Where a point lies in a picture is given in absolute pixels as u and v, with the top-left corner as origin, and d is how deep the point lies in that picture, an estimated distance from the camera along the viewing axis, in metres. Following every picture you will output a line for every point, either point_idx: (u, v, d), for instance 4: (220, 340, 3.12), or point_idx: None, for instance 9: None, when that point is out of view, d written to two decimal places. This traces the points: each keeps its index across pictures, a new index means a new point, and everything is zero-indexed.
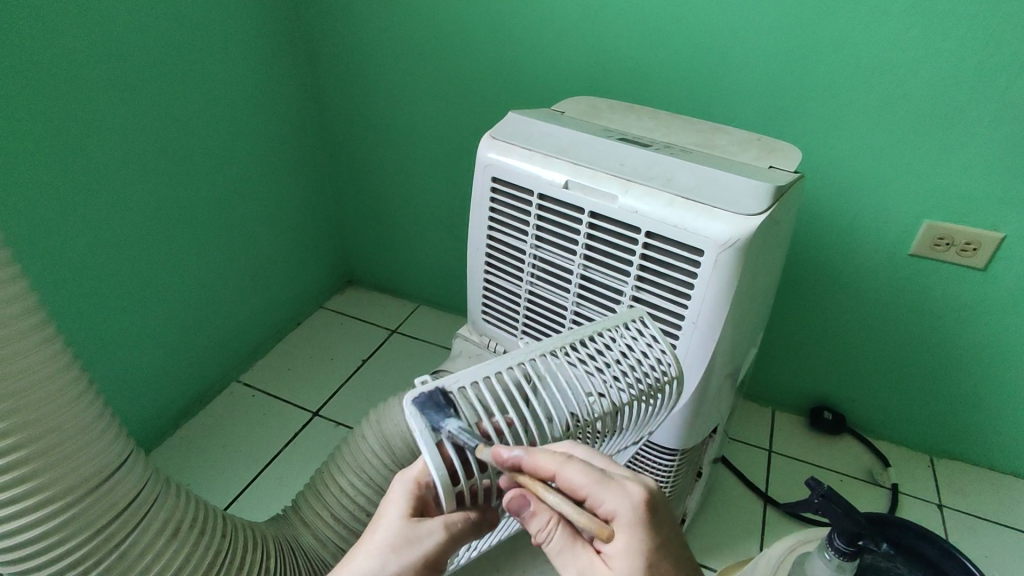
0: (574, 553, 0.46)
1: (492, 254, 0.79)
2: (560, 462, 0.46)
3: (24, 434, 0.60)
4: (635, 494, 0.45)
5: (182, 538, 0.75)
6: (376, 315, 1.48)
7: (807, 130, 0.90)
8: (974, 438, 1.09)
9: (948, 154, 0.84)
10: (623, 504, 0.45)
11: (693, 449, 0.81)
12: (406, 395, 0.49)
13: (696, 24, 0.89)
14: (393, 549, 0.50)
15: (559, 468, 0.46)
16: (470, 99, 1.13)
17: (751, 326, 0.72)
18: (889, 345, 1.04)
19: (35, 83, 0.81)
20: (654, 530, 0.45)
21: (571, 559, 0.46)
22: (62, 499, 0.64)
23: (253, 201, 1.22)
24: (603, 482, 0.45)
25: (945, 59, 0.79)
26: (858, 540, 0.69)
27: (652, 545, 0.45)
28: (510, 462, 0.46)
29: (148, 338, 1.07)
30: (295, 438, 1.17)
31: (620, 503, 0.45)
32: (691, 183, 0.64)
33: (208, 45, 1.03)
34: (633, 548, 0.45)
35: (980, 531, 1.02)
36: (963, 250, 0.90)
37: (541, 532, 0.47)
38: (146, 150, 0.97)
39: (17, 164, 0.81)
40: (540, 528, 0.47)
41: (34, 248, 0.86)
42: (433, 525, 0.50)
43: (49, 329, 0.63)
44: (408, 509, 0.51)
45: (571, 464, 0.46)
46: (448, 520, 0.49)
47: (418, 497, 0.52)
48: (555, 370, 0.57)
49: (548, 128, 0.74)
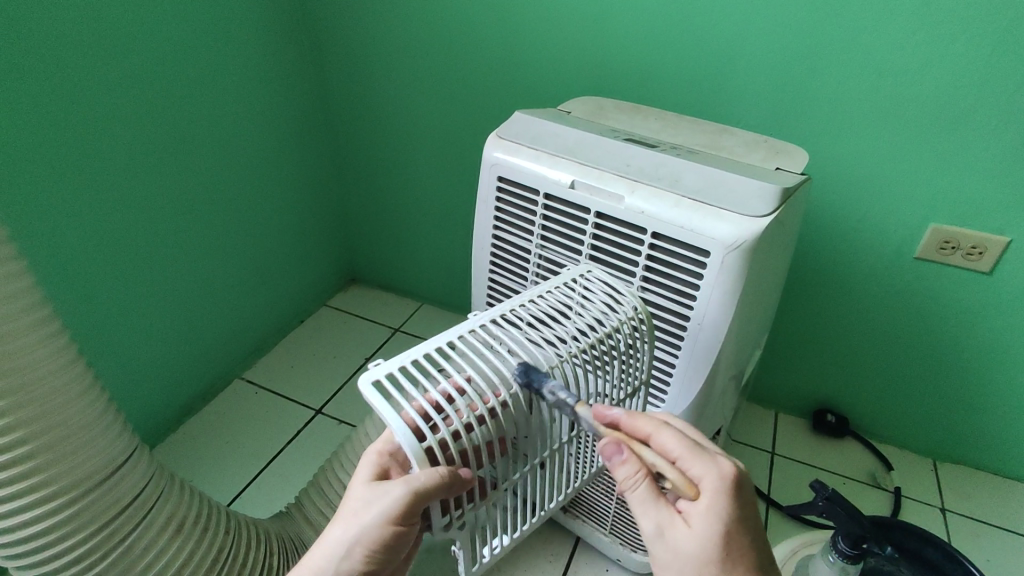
0: (656, 509, 0.47)
1: (496, 253, 0.79)
2: (657, 428, 0.49)
3: (28, 429, 0.60)
4: (725, 468, 0.47)
5: (186, 535, 0.75)
6: (379, 313, 1.48)
7: (813, 132, 0.90)
8: (978, 442, 1.09)
9: (954, 157, 0.84)
10: (712, 472, 0.46)
11: (696, 450, 0.82)
12: (360, 378, 0.49)
13: (704, 24, 0.89)
14: (358, 511, 0.51)
15: (655, 431, 0.49)
16: (476, 99, 1.13)
17: (756, 327, 0.72)
18: (894, 347, 1.04)
19: (42, 79, 0.81)
20: (740, 504, 0.46)
21: (651, 512, 0.47)
22: (67, 495, 0.64)
23: (257, 198, 1.22)
24: (695, 451, 0.47)
25: (954, 62, 0.78)
26: (863, 543, 0.69)
27: (735, 518, 0.46)
28: (609, 420, 0.50)
29: (152, 334, 1.08)
30: (297, 435, 1.17)
31: (708, 471, 0.46)
32: (698, 184, 0.63)
33: (214, 43, 1.03)
34: (715, 515, 0.45)
35: (983, 536, 1.02)
36: (969, 254, 0.90)
37: (626, 481, 0.48)
38: (152, 146, 0.98)
39: (22, 160, 0.82)
40: (626, 478, 0.48)
41: (40, 243, 0.86)
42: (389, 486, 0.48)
43: (54, 325, 0.63)
44: (372, 475, 0.53)
45: (667, 431, 0.49)
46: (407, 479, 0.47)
47: (383, 465, 0.53)
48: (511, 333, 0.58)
49: (554, 127, 0.74)
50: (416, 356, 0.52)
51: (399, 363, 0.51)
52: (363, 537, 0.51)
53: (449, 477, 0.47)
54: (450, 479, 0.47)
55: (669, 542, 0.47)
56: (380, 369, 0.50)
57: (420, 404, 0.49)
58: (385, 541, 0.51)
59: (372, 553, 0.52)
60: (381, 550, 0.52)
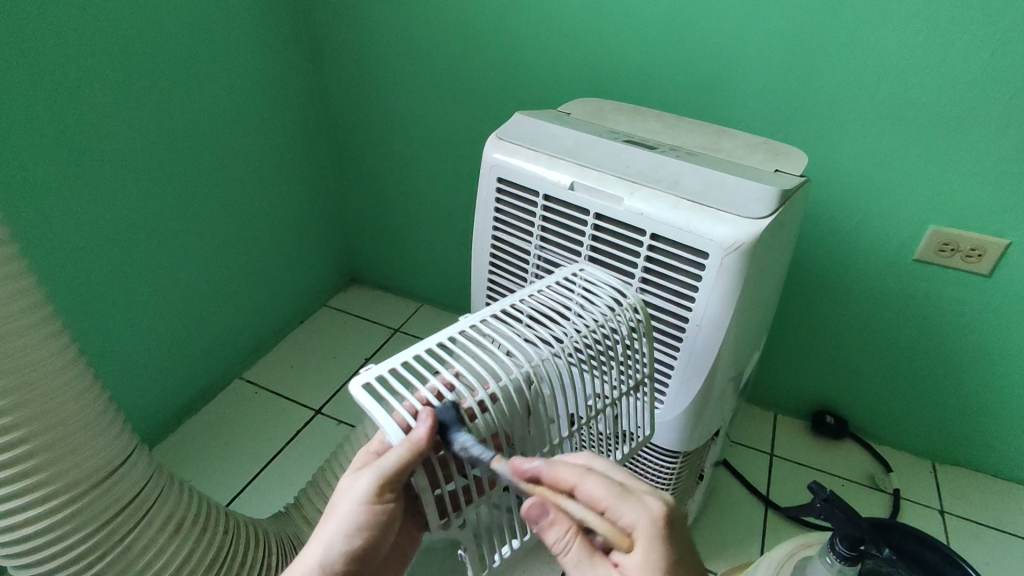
0: (592, 565, 0.46)
1: (496, 254, 0.79)
2: (580, 476, 0.47)
3: (28, 428, 0.60)
4: (653, 508, 0.46)
5: (185, 534, 0.76)
6: (379, 314, 1.48)
7: (812, 134, 0.90)
8: (977, 445, 1.09)
9: (953, 159, 0.84)
10: (643, 517, 0.45)
11: (695, 451, 0.82)
12: (350, 382, 0.51)
13: (703, 26, 0.89)
14: (343, 500, 0.53)
15: (579, 480, 0.47)
16: (476, 100, 1.13)
17: (755, 328, 0.72)
18: (893, 349, 1.04)
19: (44, 79, 0.81)
20: (674, 545, 0.46)
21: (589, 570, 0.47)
22: (67, 494, 0.64)
23: (257, 199, 1.22)
24: (621, 494, 0.46)
25: (956, 64, 0.78)
26: (860, 545, 0.69)
27: (671, 561, 0.45)
28: (530, 475, 0.47)
29: (152, 334, 1.08)
30: (297, 435, 1.17)
31: (639, 517, 0.45)
32: (697, 186, 0.64)
33: (215, 44, 1.04)
34: (651, 562, 0.45)
35: (981, 538, 1.02)
36: (968, 257, 0.90)
37: (558, 543, 0.47)
38: (153, 146, 0.98)
39: (24, 159, 0.82)
40: (557, 540, 0.47)
41: (41, 242, 0.87)
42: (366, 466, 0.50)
43: (55, 325, 0.63)
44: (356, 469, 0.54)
45: (591, 476, 0.47)
46: (384, 457, 0.49)
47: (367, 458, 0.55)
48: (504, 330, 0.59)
49: (554, 129, 0.74)
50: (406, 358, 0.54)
51: (389, 365, 0.52)
52: (350, 522, 0.52)
53: (424, 450, 0.47)
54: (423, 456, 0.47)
55: None
56: (370, 373, 0.52)
57: (409, 404, 0.50)
58: (372, 524, 0.53)
59: (360, 538, 0.53)
60: (369, 533, 0.53)
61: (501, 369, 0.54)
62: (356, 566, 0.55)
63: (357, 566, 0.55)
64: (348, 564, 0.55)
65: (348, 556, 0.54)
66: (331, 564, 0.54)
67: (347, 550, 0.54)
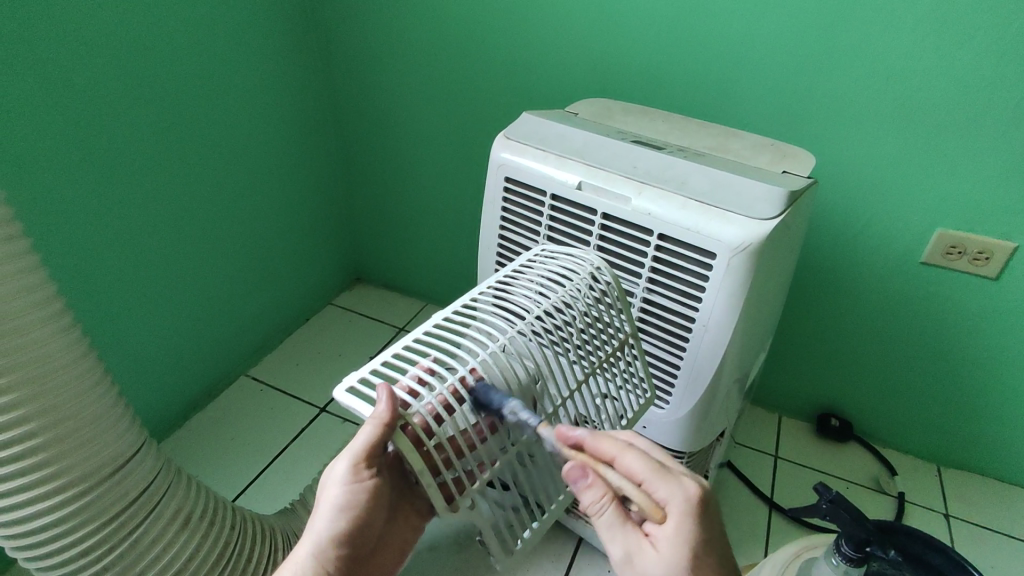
0: (623, 531, 0.49)
1: (503, 253, 0.79)
2: (621, 450, 0.50)
3: (40, 422, 0.60)
4: (690, 487, 0.48)
5: (191, 530, 0.76)
6: (384, 313, 1.49)
7: (820, 136, 0.90)
8: (983, 449, 1.08)
9: (962, 161, 0.84)
10: (676, 494, 0.48)
11: (700, 450, 0.82)
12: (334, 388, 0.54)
13: (712, 28, 0.89)
14: (327, 483, 0.55)
15: (619, 453, 0.50)
16: (483, 99, 1.13)
17: (762, 330, 0.72)
18: (899, 352, 1.04)
19: (57, 76, 0.82)
20: (706, 524, 0.48)
21: (618, 536, 0.49)
22: (76, 486, 0.65)
23: (265, 196, 1.23)
24: (659, 472, 0.49)
25: (965, 66, 0.78)
26: (866, 546, 0.69)
27: (702, 537, 0.48)
28: (574, 442, 0.51)
29: (160, 330, 1.08)
30: (302, 432, 1.18)
31: (673, 493, 0.48)
32: (705, 187, 0.64)
33: (224, 42, 1.04)
34: (681, 536, 0.47)
35: (987, 542, 1.02)
36: (975, 260, 0.90)
37: (593, 505, 0.49)
38: (163, 144, 0.99)
39: (35, 157, 0.82)
40: (592, 502, 0.49)
41: (52, 238, 0.87)
42: (342, 448, 0.53)
43: (67, 319, 0.64)
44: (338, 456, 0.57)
45: (631, 452, 0.50)
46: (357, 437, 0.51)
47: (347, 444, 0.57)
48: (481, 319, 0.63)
49: (562, 129, 0.74)
50: (380, 364, 0.56)
51: (365, 372, 0.55)
52: (335, 502, 0.55)
53: (391, 419, 0.49)
54: (391, 424, 0.49)
55: (638, 566, 0.49)
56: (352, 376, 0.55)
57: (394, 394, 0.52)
58: (356, 502, 0.54)
59: (348, 517, 0.55)
60: (356, 511, 0.55)
61: (475, 352, 0.57)
62: (350, 548, 0.57)
63: (350, 548, 0.57)
64: (342, 546, 0.56)
65: (339, 538, 0.56)
66: (324, 546, 0.56)
67: (338, 532, 0.56)
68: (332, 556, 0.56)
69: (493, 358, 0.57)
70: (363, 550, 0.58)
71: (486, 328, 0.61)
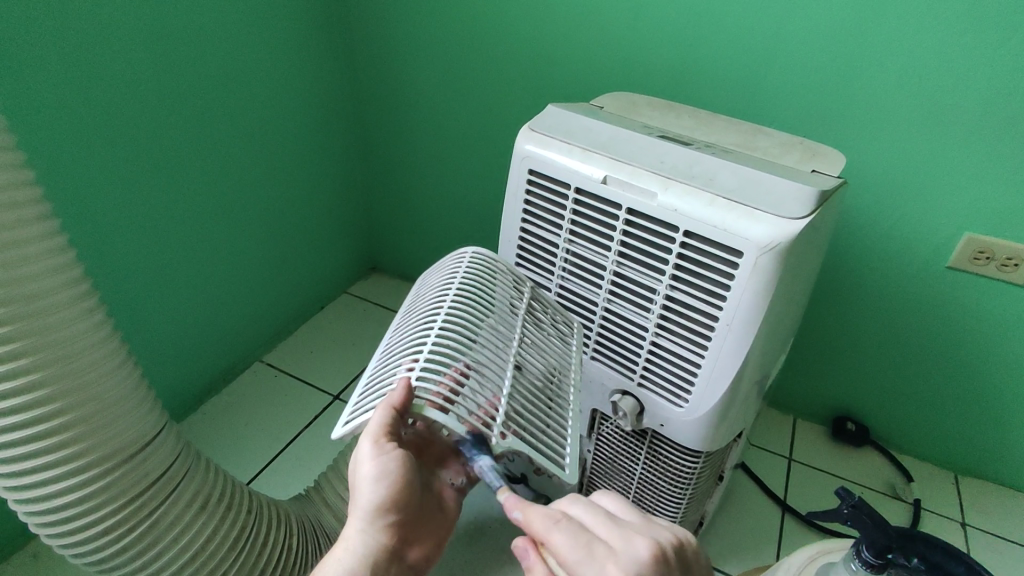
0: None
1: (525, 245, 0.78)
2: (549, 527, 0.46)
3: (65, 401, 0.61)
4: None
5: (210, 511, 0.77)
6: (399, 303, 1.50)
7: (849, 136, 0.89)
8: (1003, 457, 1.07)
9: (994, 165, 0.82)
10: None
11: (716, 452, 0.81)
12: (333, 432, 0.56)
13: (741, 23, 0.87)
14: (356, 462, 0.56)
15: (547, 534, 0.46)
16: (505, 91, 1.12)
17: (785, 330, 0.71)
18: (921, 357, 1.02)
19: (82, 58, 0.82)
20: None
21: None
22: (100, 465, 0.65)
23: (283, 182, 1.22)
24: (589, 552, 0.44)
25: (1004, 68, 0.76)
26: (886, 553, 0.67)
27: None
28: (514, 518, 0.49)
29: (179, 313, 1.09)
30: (314, 420, 1.19)
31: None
32: (734, 184, 0.63)
33: (249, 26, 1.04)
34: None
35: (1004, 551, 1.00)
36: (1003, 265, 0.88)
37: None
38: (184, 127, 0.99)
39: (64, 138, 0.83)
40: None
41: (76, 218, 0.88)
42: (362, 433, 0.54)
43: (91, 301, 0.64)
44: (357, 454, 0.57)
45: (556, 529, 0.45)
46: (371, 420, 0.53)
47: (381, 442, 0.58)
48: (416, 303, 0.68)
49: (587, 123, 0.73)
50: (362, 392, 0.59)
51: (351, 404, 0.58)
52: (370, 474, 0.55)
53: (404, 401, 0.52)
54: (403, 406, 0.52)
55: None
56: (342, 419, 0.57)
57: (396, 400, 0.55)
58: (393, 468, 0.55)
59: (388, 484, 0.55)
60: (395, 477, 0.55)
61: (426, 325, 0.61)
62: (396, 515, 0.57)
63: (398, 514, 0.57)
64: (389, 514, 0.57)
65: (386, 507, 0.56)
66: (371, 518, 0.56)
67: (382, 502, 0.56)
68: (382, 526, 0.57)
69: (442, 321, 0.61)
70: (410, 514, 0.59)
71: (419, 312, 0.65)
